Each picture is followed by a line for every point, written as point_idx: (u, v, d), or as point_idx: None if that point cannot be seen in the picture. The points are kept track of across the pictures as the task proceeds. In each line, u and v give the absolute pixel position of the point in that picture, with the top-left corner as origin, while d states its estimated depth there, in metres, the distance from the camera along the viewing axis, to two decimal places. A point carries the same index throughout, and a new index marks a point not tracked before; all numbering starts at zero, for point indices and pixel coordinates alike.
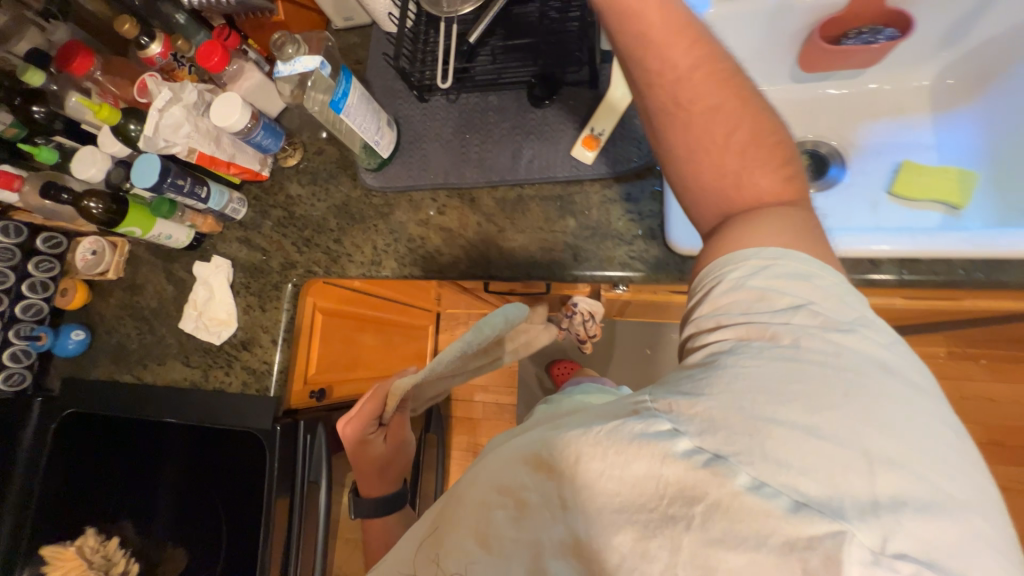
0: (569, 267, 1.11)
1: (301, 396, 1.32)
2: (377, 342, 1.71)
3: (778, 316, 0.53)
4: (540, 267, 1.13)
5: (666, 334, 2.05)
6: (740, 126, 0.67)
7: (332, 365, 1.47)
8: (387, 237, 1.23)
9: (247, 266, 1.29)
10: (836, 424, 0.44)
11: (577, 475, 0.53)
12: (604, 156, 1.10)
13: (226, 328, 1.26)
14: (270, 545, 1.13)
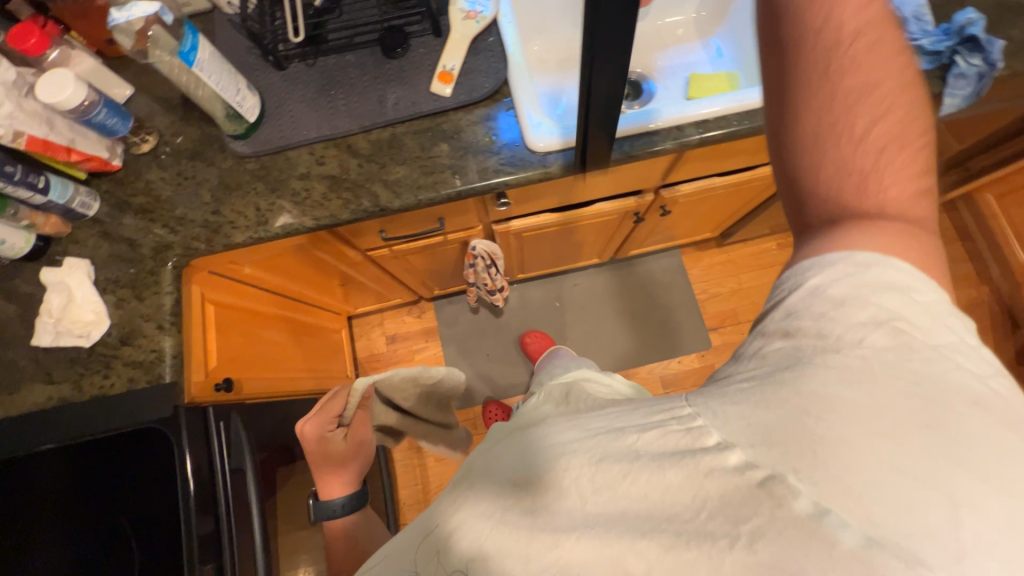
0: (494, 188, 0.79)
1: (207, 392, 0.80)
2: (285, 344, 1.11)
3: (851, 295, 0.42)
4: (428, 197, 0.78)
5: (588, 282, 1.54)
6: (894, 111, 0.44)
7: (252, 363, 0.98)
8: (270, 198, 0.79)
9: (117, 257, 0.80)
10: (916, 420, 0.35)
11: (581, 487, 0.44)
12: (461, 86, 0.81)
13: (96, 325, 0.76)
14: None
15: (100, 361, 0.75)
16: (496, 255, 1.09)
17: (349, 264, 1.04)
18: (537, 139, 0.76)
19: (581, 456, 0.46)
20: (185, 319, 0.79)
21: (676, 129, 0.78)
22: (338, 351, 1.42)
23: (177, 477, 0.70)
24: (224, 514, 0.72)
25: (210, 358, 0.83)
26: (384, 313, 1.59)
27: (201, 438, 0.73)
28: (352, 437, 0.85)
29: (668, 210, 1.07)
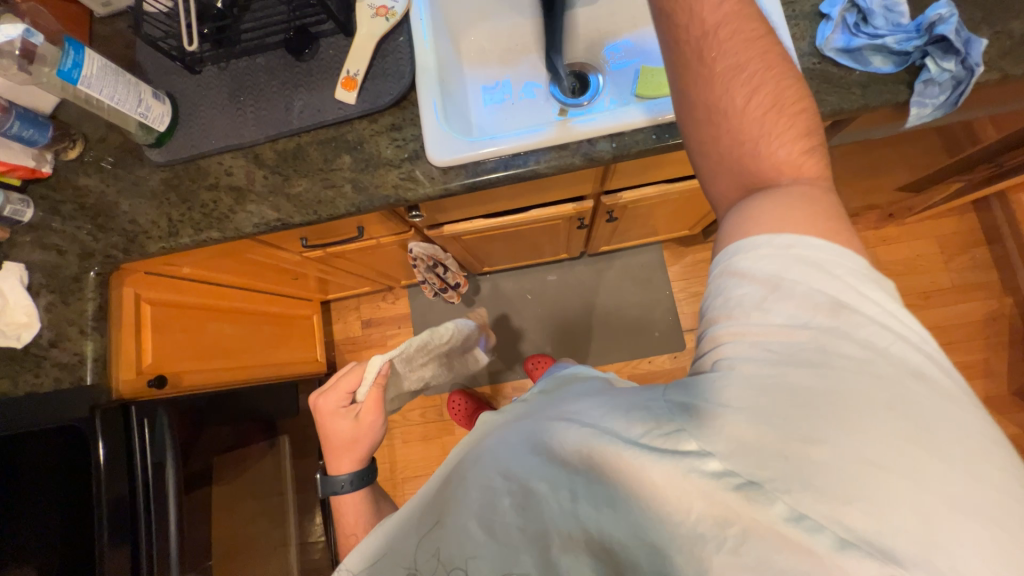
0: (404, 203, 0.70)
1: (139, 389, 0.81)
2: (239, 334, 1.08)
3: (794, 287, 0.40)
4: (327, 214, 0.70)
5: (571, 272, 1.53)
6: (761, 87, 0.48)
7: (192, 359, 0.95)
8: (182, 206, 0.74)
9: (45, 264, 0.76)
10: (863, 417, 0.34)
11: (544, 491, 0.42)
12: (367, 93, 0.72)
13: (26, 328, 0.73)
14: None
15: (32, 360, 0.73)
16: (435, 255, 1.02)
17: (288, 263, 1.00)
18: (441, 155, 0.68)
19: (540, 462, 0.43)
20: (112, 324, 0.77)
21: (587, 142, 0.67)
22: (309, 336, 1.41)
23: (94, 478, 0.69)
24: (143, 517, 0.72)
25: (142, 357, 0.83)
26: (360, 298, 1.58)
27: (122, 446, 0.73)
28: (364, 417, 0.72)
29: (615, 217, 0.98)
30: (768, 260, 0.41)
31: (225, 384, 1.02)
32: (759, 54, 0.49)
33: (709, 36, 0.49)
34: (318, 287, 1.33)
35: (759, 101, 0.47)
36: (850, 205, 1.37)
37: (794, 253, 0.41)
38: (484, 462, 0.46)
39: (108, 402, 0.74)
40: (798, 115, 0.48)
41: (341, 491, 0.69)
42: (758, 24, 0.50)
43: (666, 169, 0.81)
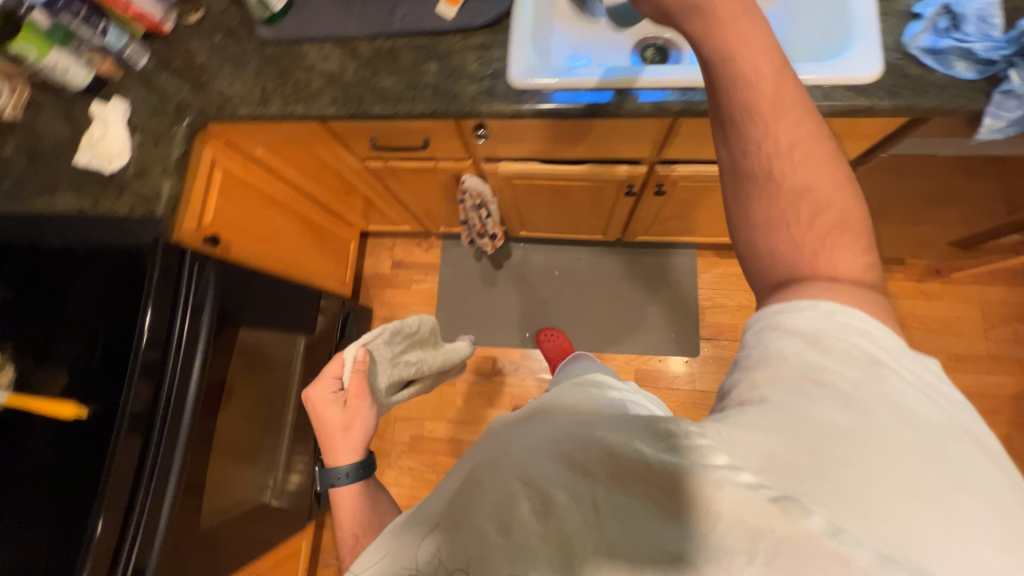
0: (477, 116, 0.75)
1: (195, 239, 0.88)
2: (286, 229, 1.15)
3: (833, 342, 0.36)
4: (405, 110, 0.76)
5: (602, 258, 1.55)
6: (826, 201, 0.42)
7: (244, 233, 1.02)
8: (276, 82, 0.81)
9: (147, 107, 0.85)
10: (898, 463, 0.30)
11: (565, 498, 0.33)
12: (465, 12, 0.77)
13: (119, 157, 0.82)
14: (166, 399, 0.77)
15: (116, 185, 0.82)
16: (483, 195, 1.07)
17: (348, 169, 1.07)
18: (521, 76, 0.72)
19: (555, 462, 0.35)
20: (189, 172, 0.84)
21: (659, 90, 0.70)
22: (343, 257, 1.47)
23: (147, 286, 0.77)
24: (176, 336, 0.79)
25: (206, 213, 0.90)
26: (397, 240, 1.64)
27: (171, 284, 0.79)
28: (351, 403, 0.78)
29: (664, 192, 1.00)
30: (805, 324, 0.37)
31: (265, 267, 1.09)
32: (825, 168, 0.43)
33: (774, 147, 0.43)
34: (364, 212, 1.40)
35: (823, 214, 0.41)
36: (894, 251, 1.35)
37: (837, 319, 0.37)
38: (495, 462, 0.37)
39: (172, 237, 0.82)
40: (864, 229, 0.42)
41: (339, 482, 0.70)
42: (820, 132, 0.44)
43: None
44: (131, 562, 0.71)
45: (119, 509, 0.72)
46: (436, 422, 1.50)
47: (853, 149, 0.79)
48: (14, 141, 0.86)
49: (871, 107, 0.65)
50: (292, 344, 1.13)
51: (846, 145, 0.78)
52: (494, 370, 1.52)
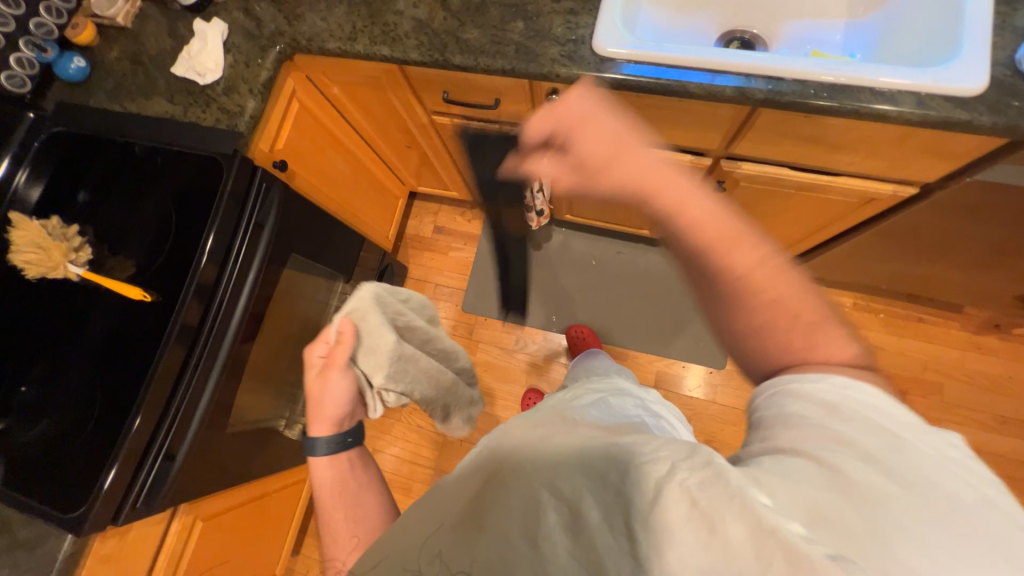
0: (554, 79, 0.76)
1: (265, 161, 0.92)
2: (346, 172, 1.19)
3: (851, 420, 0.37)
4: (486, 62, 0.77)
5: (642, 255, 1.53)
6: (796, 309, 0.44)
7: (307, 166, 1.05)
8: (366, 20, 0.84)
9: (243, 30, 0.89)
10: (925, 526, 0.30)
11: (592, 516, 0.36)
12: None
13: (211, 71, 0.87)
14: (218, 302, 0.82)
15: (205, 98, 0.87)
16: None
17: (413, 122, 1.10)
18: (605, 43, 0.73)
19: (574, 481, 0.38)
20: (271, 96, 0.89)
21: (744, 76, 0.69)
22: (391, 213, 1.50)
23: (220, 193, 0.82)
24: (237, 245, 0.84)
25: (279, 138, 0.94)
26: (442, 206, 1.67)
27: (237, 207, 0.83)
28: (334, 374, 0.66)
29: (722, 189, 0.98)
30: (815, 403, 0.39)
31: (320, 202, 1.12)
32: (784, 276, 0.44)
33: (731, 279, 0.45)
34: (418, 171, 1.43)
35: (801, 320, 0.44)
36: (954, 298, 1.29)
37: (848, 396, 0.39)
38: (516, 470, 0.41)
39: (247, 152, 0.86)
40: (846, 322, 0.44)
41: (316, 454, 0.65)
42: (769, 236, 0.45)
43: (800, 151, 0.81)
44: (166, 442, 0.78)
45: (162, 397, 0.76)
46: None
47: (937, 169, 0.76)
48: (118, 48, 0.93)
49: (969, 121, 0.62)
50: (333, 283, 1.18)
51: (930, 164, 0.75)
52: (515, 347, 1.54)
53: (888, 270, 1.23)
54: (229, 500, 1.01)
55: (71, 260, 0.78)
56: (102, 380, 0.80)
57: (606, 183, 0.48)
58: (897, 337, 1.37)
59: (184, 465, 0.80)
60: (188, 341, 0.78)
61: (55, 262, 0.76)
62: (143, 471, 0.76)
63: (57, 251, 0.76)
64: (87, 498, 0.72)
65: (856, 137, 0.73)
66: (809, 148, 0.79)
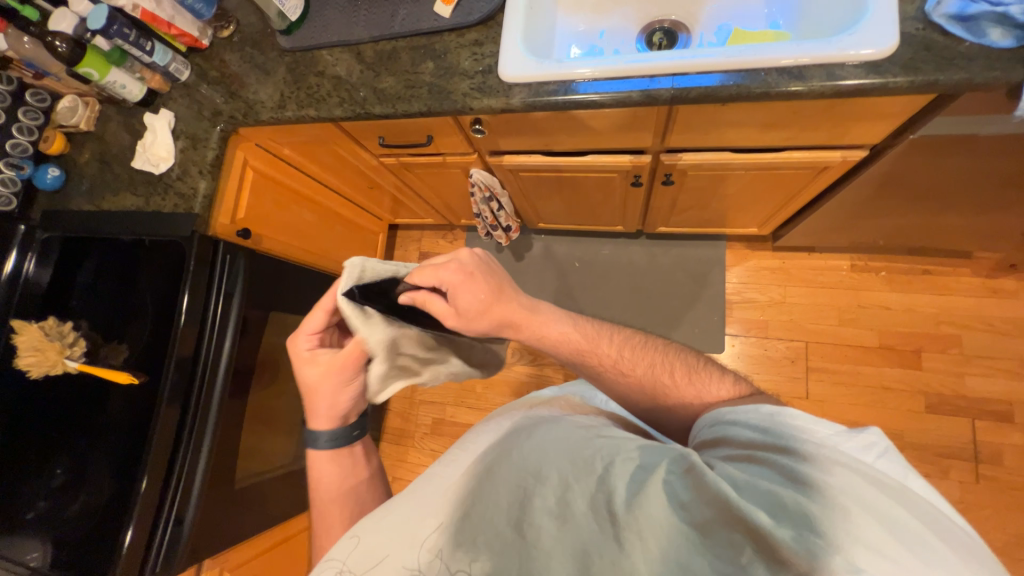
0: (470, 112, 0.77)
1: (229, 232, 0.98)
2: (316, 223, 1.24)
3: (783, 436, 0.43)
4: (403, 108, 0.79)
5: (625, 250, 1.50)
6: (668, 369, 0.58)
7: (274, 226, 1.11)
8: (292, 85, 0.88)
9: (189, 115, 0.95)
10: (866, 512, 0.36)
11: (578, 504, 0.43)
12: (460, 10, 0.80)
13: (164, 160, 0.94)
14: (203, 372, 0.89)
15: (163, 185, 0.94)
16: (492, 187, 1.09)
17: (367, 166, 1.14)
18: (509, 71, 0.74)
19: (561, 474, 0.46)
20: (222, 172, 0.95)
21: (649, 79, 0.69)
22: (372, 248, 1.54)
23: (186, 271, 0.89)
24: (210, 315, 0.90)
25: (239, 209, 1.00)
26: (423, 232, 1.70)
27: (205, 269, 0.90)
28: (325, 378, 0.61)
29: (672, 180, 0.97)
30: (748, 425, 0.46)
31: (289, 254, 1.18)
32: (646, 345, 0.60)
33: (614, 360, 0.59)
34: (389, 205, 1.46)
35: (676, 373, 0.57)
36: (959, 246, 1.21)
37: (774, 417, 0.45)
38: (510, 464, 0.49)
39: (206, 230, 0.93)
40: (709, 365, 0.58)
41: (318, 447, 0.64)
42: (624, 328, 0.63)
43: (735, 136, 0.79)
44: (174, 509, 0.84)
45: (161, 469, 0.83)
46: (457, 408, 1.55)
47: (880, 129, 0.73)
48: (88, 150, 1.01)
49: (885, 84, 0.61)
50: None
51: (870, 127, 0.72)
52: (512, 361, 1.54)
53: (880, 228, 1.16)
54: (253, 548, 1.08)
55: (66, 355, 0.85)
56: (111, 459, 0.86)
57: (485, 324, 0.60)
58: (904, 293, 1.30)
59: (195, 527, 0.87)
60: (178, 412, 0.85)
61: (52, 360, 0.83)
62: (157, 535, 0.83)
63: (52, 351, 0.84)
64: (110, 566, 0.79)
65: (782, 116, 0.71)
66: (744, 131, 0.77)
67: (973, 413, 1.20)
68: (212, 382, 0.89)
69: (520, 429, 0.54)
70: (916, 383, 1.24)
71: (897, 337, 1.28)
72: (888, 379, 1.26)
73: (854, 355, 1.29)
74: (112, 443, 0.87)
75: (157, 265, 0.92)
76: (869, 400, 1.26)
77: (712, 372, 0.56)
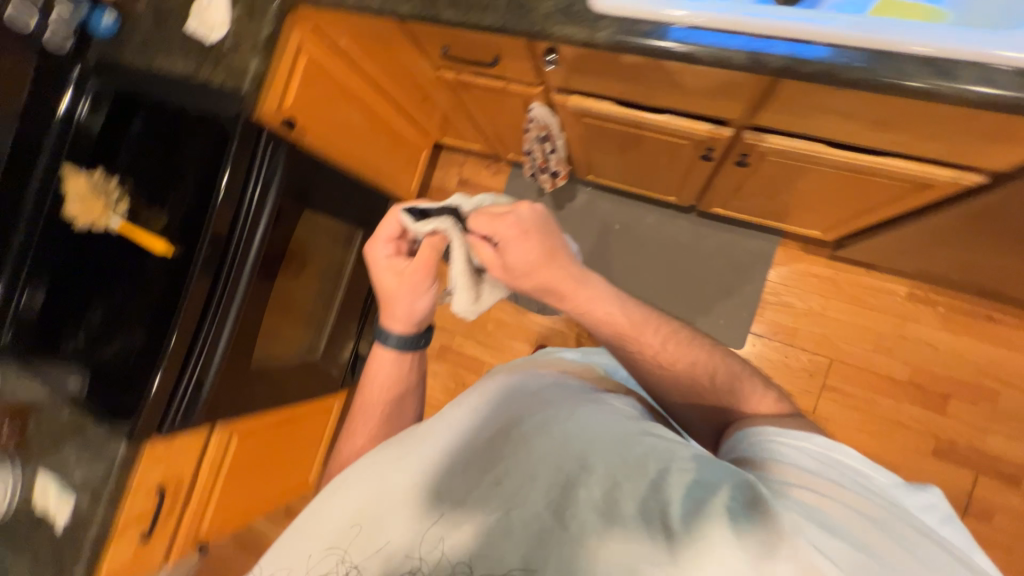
0: (547, 38, 0.68)
1: (274, 119, 0.96)
2: (361, 126, 1.20)
3: (844, 475, 0.40)
4: (474, 18, 0.71)
5: (670, 223, 1.42)
6: (711, 370, 0.56)
7: (321, 121, 1.08)
8: None
9: None
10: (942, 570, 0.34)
11: (629, 506, 0.35)
12: None
13: (218, 27, 0.89)
14: (235, 253, 0.91)
15: (215, 55, 0.90)
16: (547, 129, 1.04)
17: (424, 76, 1.07)
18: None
19: (610, 465, 0.37)
20: (275, 53, 0.90)
21: (763, 41, 0.60)
22: (413, 164, 1.50)
23: (229, 150, 0.89)
24: (246, 200, 0.91)
25: (287, 96, 0.97)
26: (467, 157, 1.63)
27: (247, 152, 0.90)
28: (400, 278, 0.65)
29: (748, 163, 0.88)
30: (807, 454, 0.42)
31: (331, 154, 1.15)
32: (693, 343, 0.58)
33: (658, 350, 0.57)
34: (438, 121, 1.39)
35: (718, 377, 0.55)
36: None
37: (830, 452, 0.42)
38: (545, 436, 0.40)
39: (253, 114, 0.91)
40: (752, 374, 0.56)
41: (385, 344, 0.66)
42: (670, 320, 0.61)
43: (836, 127, 0.69)
44: (195, 373, 0.91)
45: (187, 333, 0.89)
46: (464, 339, 1.57)
47: (1010, 156, 0.63)
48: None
49: None
50: (352, 237, 1.25)
51: (1000, 150, 0.62)
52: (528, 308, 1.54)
53: (957, 263, 1.05)
54: (262, 421, 1.18)
55: (111, 211, 0.91)
56: (140, 315, 0.91)
57: (527, 285, 0.59)
58: (954, 335, 1.21)
59: (211, 394, 0.94)
60: (208, 285, 0.90)
61: (96, 213, 0.90)
62: (179, 391, 0.91)
63: (97, 205, 0.90)
64: (136, 409, 0.87)
65: (901, 116, 0.62)
66: (849, 124, 0.68)
67: (980, 468, 1.17)
68: (241, 265, 0.92)
69: (550, 397, 0.46)
70: (931, 426, 1.20)
71: (929, 377, 1.22)
72: (904, 415, 1.22)
73: (877, 384, 1.24)
74: (140, 303, 0.91)
75: (200, 139, 0.91)
76: (877, 430, 1.23)
77: (754, 382, 0.55)
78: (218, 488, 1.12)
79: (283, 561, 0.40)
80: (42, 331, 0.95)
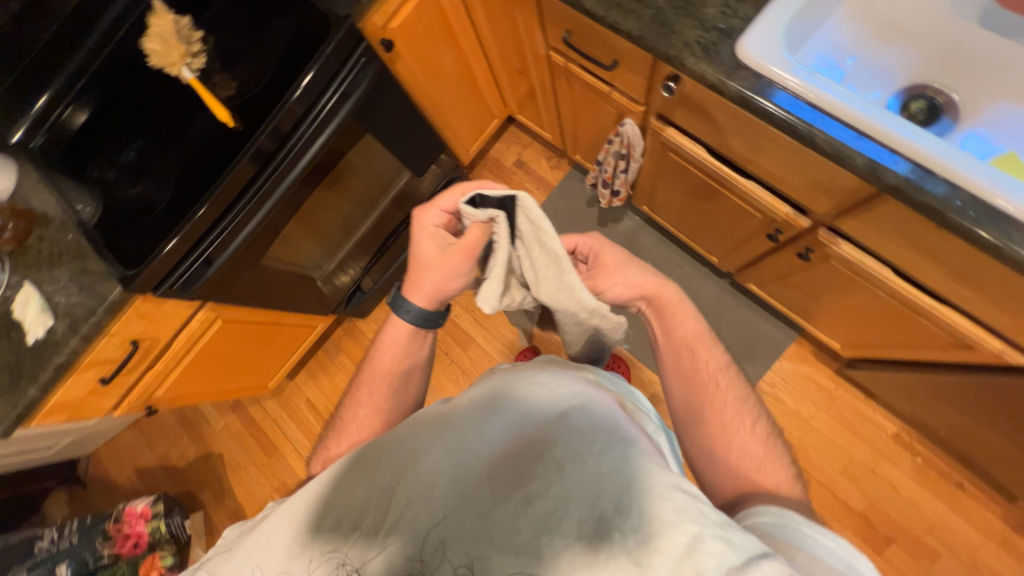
0: (677, 66, 0.67)
1: (376, 36, 0.95)
2: (451, 72, 1.18)
3: None
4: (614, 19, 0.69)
5: (700, 280, 1.41)
6: (750, 417, 0.58)
7: (418, 55, 1.06)
8: None
9: None
10: None
11: (659, 562, 0.35)
12: None
13: None
14: (291, 151, 0.89)
15: None
16: (632, 149, 1.01)
17: (532, 49, 1.04)
18: (751, 49, 0.63)
19: (643, 512, 0.37)
20: None
21: (890, 151, 0.58)
22: (482, 128, 1.47)
23: (322, 49, 0.86)
24: (320, 104, 0.89)
25: (395, 18, 0.96)
26: (534, 141, 1.60)
27: (339, 59, 0.88)
28: (441, 252, 0.64)
29: (808, 259, 0.88)
30: (829, 555, 0.41)
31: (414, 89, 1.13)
32: (744, 389, 0.61)
33: (711, 373, 0.61)
34: (523, 96, 1.36)
35: (754, 426, 0.57)
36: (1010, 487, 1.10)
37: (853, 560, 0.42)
38: (580, 465, 0.40)
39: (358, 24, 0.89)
40: (781, 445, 0.57)
41: (403, 315, 0.65)
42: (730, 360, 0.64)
43: (914, 261, 0.68)
44: (209, 250, 0.90)
45: (215, 211, 0.87)
46: (464, 311, 1.56)
47: None
48: None
49: None
50: (397, 175, 1.23)
51: None
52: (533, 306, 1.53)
53: (954, 426, 1.05)
54: (251, 316, 1.17)
55: (185, 63, 0.85)
56: (178, 171, 0.88)
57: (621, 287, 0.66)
58: (920, 488, 1.23)
59: (215, 275, 0.93)
60: (252, 172, 0.87)
61: (172, 59, 0.84)
62: (187, 261, 0.89)
63: (176, 51, 0.84)
64: (139, 263, 0.85)
65: (983, 274, 0.61)
66: (926, 263, 0.67)
67: None
68: (292, 163, 0.90)
69: (586, 418, 0.45)
70: None
71: (882, 517, 1.23)
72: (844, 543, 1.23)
73: (831, 505, 1.25)
74: (178, 160, 0.89)
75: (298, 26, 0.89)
76: None
77: (780, 451, 0.56)
78: (186, 360, 1.12)
79: (304, 537, 0.41)
80: (78, 148, 0.92)
